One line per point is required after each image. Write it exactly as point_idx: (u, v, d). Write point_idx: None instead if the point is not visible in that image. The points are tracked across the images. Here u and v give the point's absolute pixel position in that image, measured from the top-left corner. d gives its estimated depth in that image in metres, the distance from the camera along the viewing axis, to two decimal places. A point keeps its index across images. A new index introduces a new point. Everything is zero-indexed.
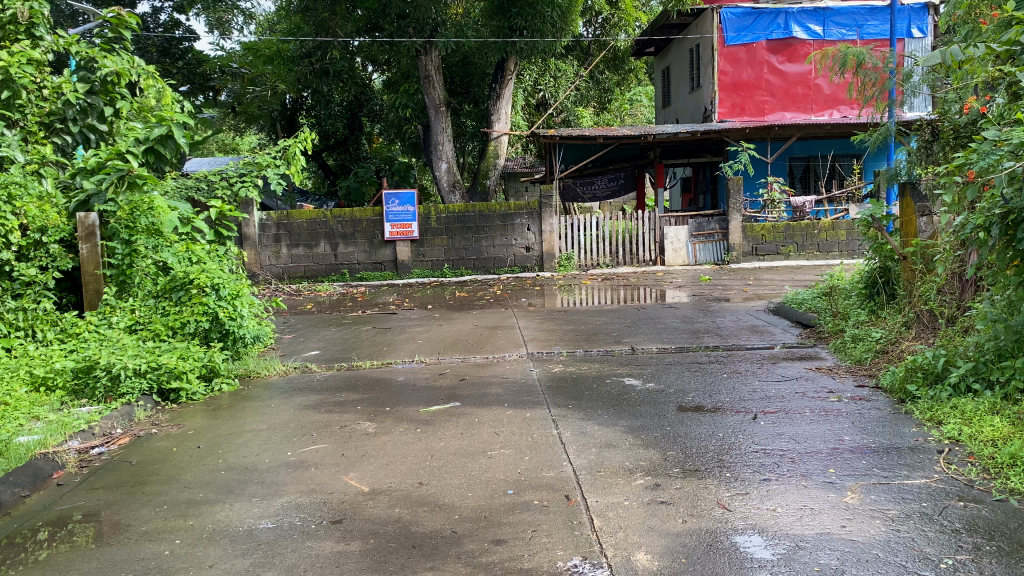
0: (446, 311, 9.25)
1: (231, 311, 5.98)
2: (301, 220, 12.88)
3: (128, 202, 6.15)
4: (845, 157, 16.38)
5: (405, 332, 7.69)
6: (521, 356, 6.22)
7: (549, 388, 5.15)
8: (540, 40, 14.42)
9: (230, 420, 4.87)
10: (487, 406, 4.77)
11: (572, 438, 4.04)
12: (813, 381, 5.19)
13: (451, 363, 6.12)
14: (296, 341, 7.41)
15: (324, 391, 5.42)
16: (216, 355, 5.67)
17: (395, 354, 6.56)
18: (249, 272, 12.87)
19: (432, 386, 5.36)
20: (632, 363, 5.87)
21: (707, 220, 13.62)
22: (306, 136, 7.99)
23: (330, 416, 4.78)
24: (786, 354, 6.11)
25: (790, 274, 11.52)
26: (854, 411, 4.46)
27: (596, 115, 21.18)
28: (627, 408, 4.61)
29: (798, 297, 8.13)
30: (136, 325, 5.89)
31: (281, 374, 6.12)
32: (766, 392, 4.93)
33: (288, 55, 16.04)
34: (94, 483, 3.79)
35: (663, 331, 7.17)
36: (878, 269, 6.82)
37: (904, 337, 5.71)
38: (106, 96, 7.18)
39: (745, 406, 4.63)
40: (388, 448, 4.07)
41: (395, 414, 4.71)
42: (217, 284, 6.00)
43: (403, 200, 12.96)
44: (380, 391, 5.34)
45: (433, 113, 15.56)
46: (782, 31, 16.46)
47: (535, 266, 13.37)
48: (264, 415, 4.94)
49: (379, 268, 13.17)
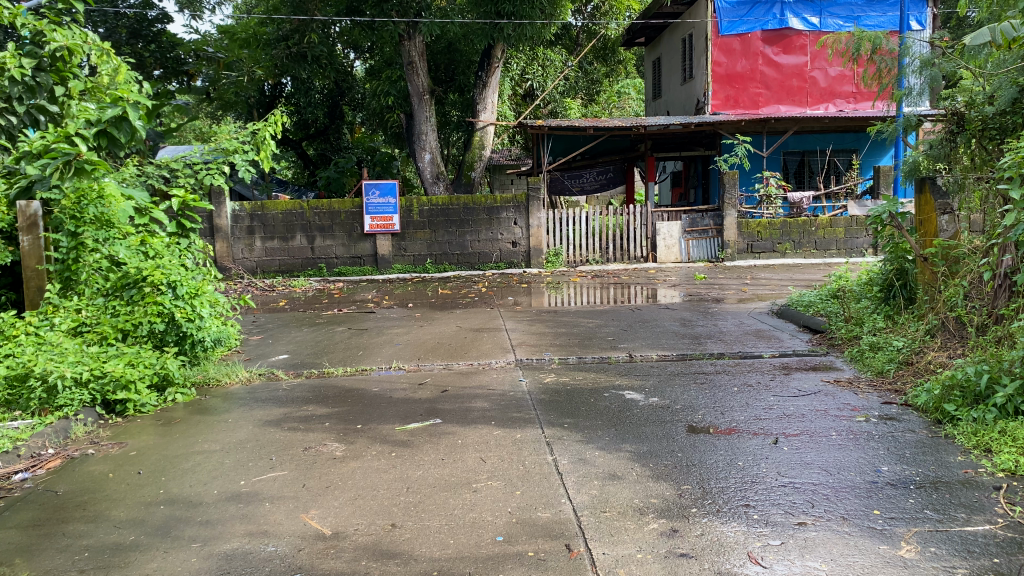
0: (428, 309, 8.70)
1: (189, 312, 5.49)
2: (276, 211, 12.28)
3: (75, 189, 5.58)
4: (842, 152, 15.89)
5: (383, 333, 7.12)
6: (509, 364, 5.69)
7: (540, 403, 4.59)
8: (527, 25, 13.82)
9: (181, 438, 4.29)
10: (472, 424, 4.21)
11: (571, 467, 3.50)
12: (832, 397, 4.67)
13: (432, 370, 5.58)
14: (264, 343, 6.82)
15: (289, 402, 4.84)
16: (170, 361, 5.11)
17: (372, 359, 6.00)
18: (221, 266, 12.22)
19: (410, 399, 4.79)
20: (631, 373, 5.33)
21: (701, 216, 13.11)
22: (277, 119, 7.48)
23: (294, 435, 4.20)
24: (799, 364, 5.59)
25: (790, 273, 11.01)
26: (886, 435, 3.95)
27: (585, 107, 20.63)
28: (630, 428, 4.07)
29: (804, 299, 7.62)
30: (81, 327, 5.28)
31: (244, 382, 5.52)
32: (783, 410, 4.41)
33: (265, 38, 15.50)
34: (6, 521, 3.20)
35: (662, 335, 6.63)
36: (894, 271, 6.34)
37: (928, 346, 5.20)
38: (57, 75, 6.65)
39: (763, 427, 4.10)
40: (356, 477, 3.51)
41: (369, 431, 4.15)
42: (174, 281, 5.48)
43: (384, 191, 12.40)
44: (351, 404, 4.77)
45: (416, 101, 14.96)
46: (777, 21, 15.95)
47: (521, 262, 12.84)
48: (220, 432, 4.36)
49: (358, 263, 12.58)
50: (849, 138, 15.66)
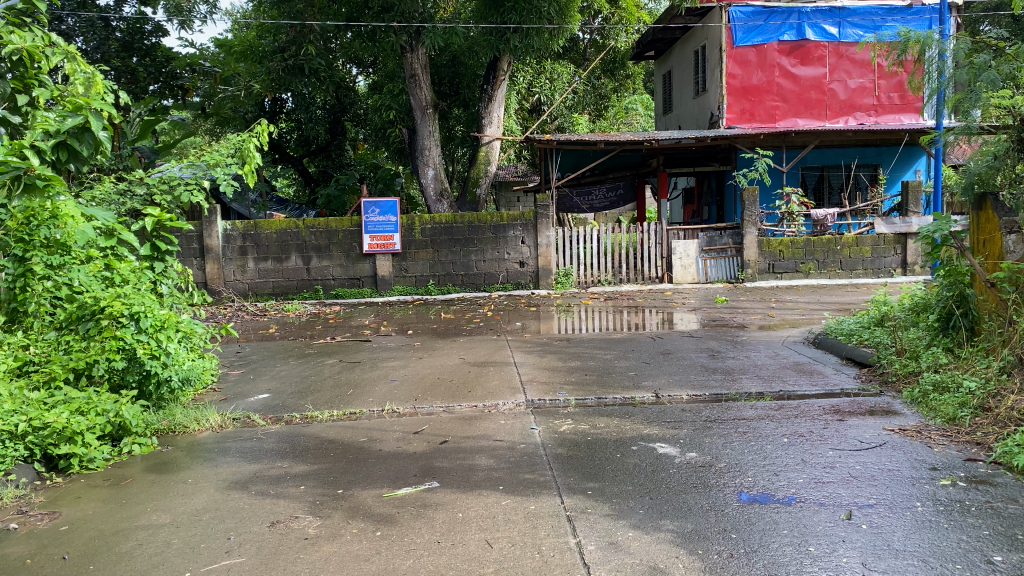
0: (429, 337, 7.97)
1: (153, 348, 4.84)
2: (269, 230, 11.62)
3: (23, 209, 4.85)
4: (865, 166, 15.19)
5: (377, 367, 6.39)
6: (518, 406, 4.97)
7: (557, 459, 3.86)
8: (534, 36, 13.22)
9: (126, 505, 3.56)
10: (476, 491, 3.47)
11: (600, 557, 2.79)
12: (903, 452, 3.94)
13: (433, 414, 4.87)
14: (244, 379, 6.11)
15: (261, 456, 4.10)
16: (126, 407, 4.40)
17: (364, 400, 5.28)
18: (211, 288, 11.58)
19: (403, 453, 4.05)
20: (661, 420, 4.60)
21: (719, 234, 12.40)
22: (262, 130, 6.87)
23: (262, 503, 3.46)
24: (853, 408, 4.84)
25: (818, 296, 10.28)
26: (983, 506, 3.21)
27: (593, 122, 19.96)
28: (669, 497, 3.36)
29: (843, 327, 6.90)
30: (27, 364, 4.65)
31: (214, 430, 4.79)
32: (848, 470, 3.69)
33: (262, 50, 14.90)
34: None
35: (689, 370, 5.92)
36: (954, 299, 5.60)
37: (1008, 387, 4.44)
38: (21, 83, 5.77)
39: (829, 494, 3.38)
40: (329, 570, 2.78)
41: (352, 500, 3.41)
42: (136, 313, 4.80)
43: (384, 209, 11.76)
44: (336, 457, 4.04)
45: (418, 115, 14.32)
46: (794, 32, 15.34)
47: (529, 283, 12.14)
48: (175, 496, 3.63)
49: (357, 284, 11.91)
50: (872, 152, 14.99)
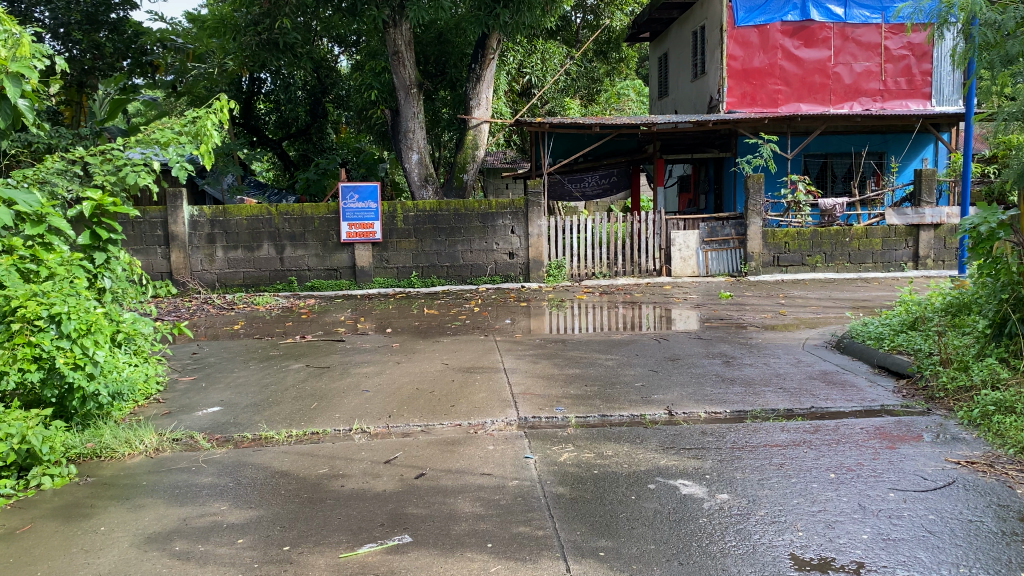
0: (409, 337, 7.21)
1: (77, 356, 4.05)
2: (239, 217, 10.84)
3: None
4: (872, 155, 14.52)
5: (349, 374, 5.62)
6: (509, 426, 4.25)
7: (558, 504, 3.12)
8: (526, 12, 12.46)
9: (13, 565, 2.80)
10: (458, 552, 2.72)
11: None
12: (981, 495, 3.21)
13: (410, 437, 4.13)
14: (195, 389, 5.34)
15: (196, 496, 3.35)
16: (35, 430, 3.59)
17: (331, 416, 4.53)
18: (176, 279, 10.76)
19: (369, 493, 3.30)
20: (679, 446, 3.88)
21: (721, 224, 11.71)
22: (221, 106, 6.05)
23: (184, 567, 2.71)
24: (901, 431, 4.12)
25: (829, 292, 9.59)
26: None
27: (585, 107, 19.15)
28: (709, 564, 2.62)
29: (869, 329, 6.20)
30: None
31: (148, 456, 4.03)
32: (924, 523, 2.95)
33: (234, 25, 13.93)
34: None
35: (703, 381, 5.20)
36: (1011, 301, 4.81)
37: None
38: None
39: (908, 559, 2.66)
40: None
41: (298, 565, 2.68)
42: (56, 314, 4.02)
43: (363, 195, 10.98)
44: (286, 498, 3.29)
45: (402, 96, 13.50)
46: (799, 12, 14.58)
47: (519, 275, 11.39)
48: (79, 553, 2.87)
49: (334, 276, 11.14)
50: (879, 139, 14.32)
